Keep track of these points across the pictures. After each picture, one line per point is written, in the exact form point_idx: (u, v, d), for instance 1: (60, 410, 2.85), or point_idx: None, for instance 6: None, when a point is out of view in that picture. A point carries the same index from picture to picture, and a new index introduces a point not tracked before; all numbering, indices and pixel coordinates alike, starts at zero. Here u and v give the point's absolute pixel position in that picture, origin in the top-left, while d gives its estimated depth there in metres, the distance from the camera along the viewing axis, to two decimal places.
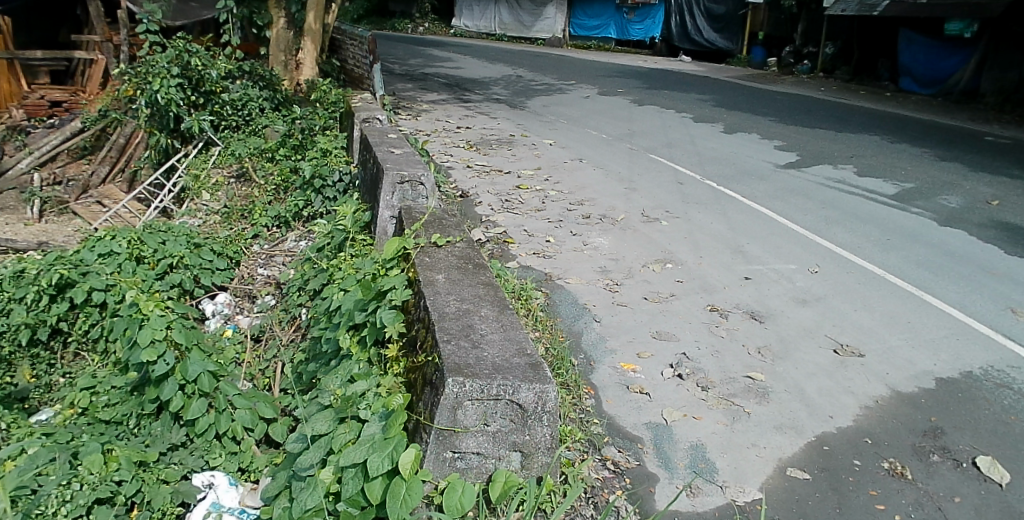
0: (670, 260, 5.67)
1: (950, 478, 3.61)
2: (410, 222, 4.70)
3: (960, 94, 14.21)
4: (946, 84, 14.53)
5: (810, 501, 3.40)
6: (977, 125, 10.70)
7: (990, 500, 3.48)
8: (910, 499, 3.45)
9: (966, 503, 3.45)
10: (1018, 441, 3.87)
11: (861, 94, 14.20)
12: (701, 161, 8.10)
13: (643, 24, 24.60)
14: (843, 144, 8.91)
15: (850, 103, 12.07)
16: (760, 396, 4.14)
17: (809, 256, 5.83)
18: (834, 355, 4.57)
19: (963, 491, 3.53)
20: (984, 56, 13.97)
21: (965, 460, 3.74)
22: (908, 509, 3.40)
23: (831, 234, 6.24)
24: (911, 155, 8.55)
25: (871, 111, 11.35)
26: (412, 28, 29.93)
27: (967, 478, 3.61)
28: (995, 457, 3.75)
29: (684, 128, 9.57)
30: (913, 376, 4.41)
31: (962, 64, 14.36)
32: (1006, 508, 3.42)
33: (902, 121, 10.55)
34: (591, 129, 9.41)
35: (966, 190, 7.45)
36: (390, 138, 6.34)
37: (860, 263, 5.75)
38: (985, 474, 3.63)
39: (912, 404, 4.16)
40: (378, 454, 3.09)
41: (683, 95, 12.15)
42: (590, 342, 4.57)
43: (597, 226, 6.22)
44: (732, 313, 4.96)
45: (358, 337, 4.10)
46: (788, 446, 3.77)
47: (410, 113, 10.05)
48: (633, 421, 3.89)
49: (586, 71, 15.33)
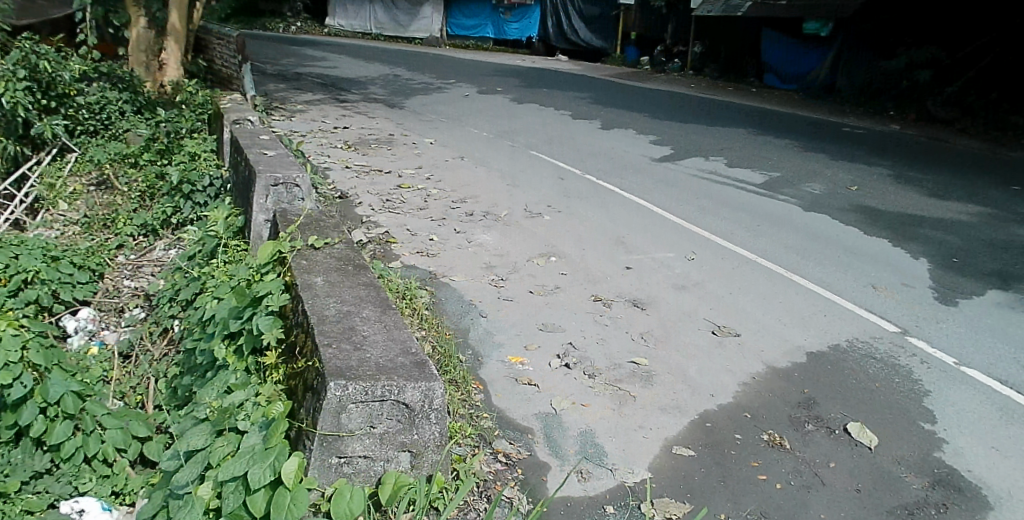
0: (553, 253, 5.75)
1: (824, 445, 3.85)
2: (285, 225, 4.53)
3: (820, 88, 15.28)
4: (807, 80, 15.64)
5: (695, 477, 3.54)
6: (833, 116, 11.51)
7: (862, 462, 3.73)
8: (789, 467, 3.66)
9: (839, 467, 3.68)
10: (881, 406, 4.20)
11: (728, 90, 15.00)
12: (581, 156, 8.28)
13: (519, 24, 24.99)
14: (714, 137, 9.36)
15: (718, 98, 12.73)
16: (644, 380, 4.26)
17: (685, 243, 6.07)
18: (712, 336, 4.78)
19: (837, 456, 3.77)
20: (838, 54, 15.05)
21: (837, 427, 3.99)
22: (788, 477, 3.59)
23: (704, 222, 6.52)
24: (776, 145, 9.09)
25: (737, 105, 12.01)
26: (284, 28, 28.95)
27: (841, 445, 3.86)
28: (864, 423, 4.04)
29: (563, 125, 9.76)
30: (786, 352, 4.68)
31: (820, 60, 15.49)
32: (876, 469, 3.69)
33: (766, 114, 11.22)
34: (471, 127, 9.43)
35: (828, 177, 7.99)
36: (263, 139, 6.11)
37: (730, 248, 6.03)
38: (855, 439, 3.89)
39: (787, 378, 4.42)
40: (258, 466, 2.96)
41: (560, 93, 12.40)
42: (476, 337, 4.56)
43: (480, 223, 6.23)
44: (616, 301, 5.08)
45: (235, 346, 3.92)
46: (673, 425, 3.91)
47: (284, 114, 9.74)
48: (522, 412, 3.91)
49: (466, 70, 15.40)
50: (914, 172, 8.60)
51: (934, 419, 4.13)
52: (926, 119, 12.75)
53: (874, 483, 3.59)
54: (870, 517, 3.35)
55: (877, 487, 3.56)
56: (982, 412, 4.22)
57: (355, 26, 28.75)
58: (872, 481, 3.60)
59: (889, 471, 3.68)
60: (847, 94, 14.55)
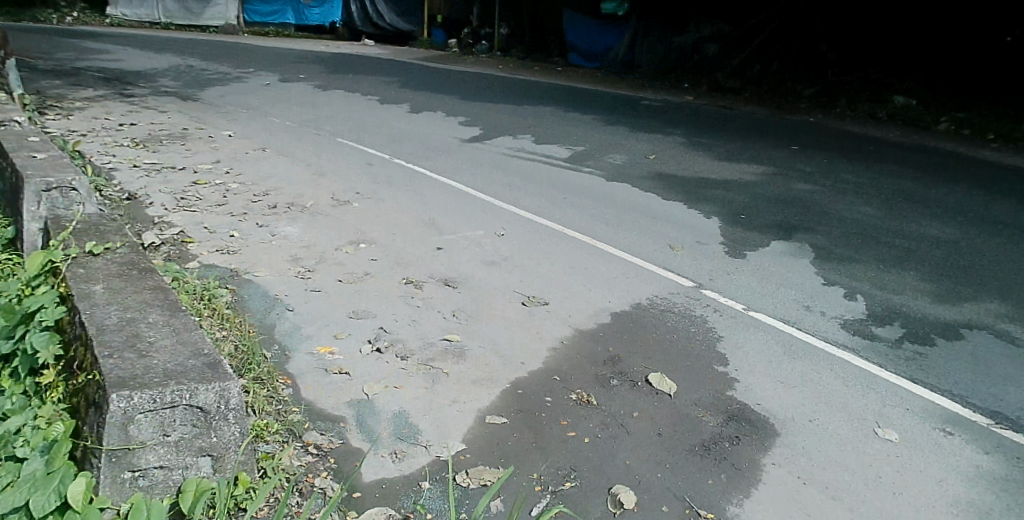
0: (363, 240, 5.73)
1: (628, 397, 4.15)
2: (59, 232, 4.20)
3: (620, 66, 16.45)
4: (607, 58, 16.74)
5: (509, 442, 3.71)
6: (631, 90, 12.28)
7: (663, 408, 4.07)
8: (596, 421, 3.92)
9: (642, 416, 4.00)
10: (677, 356, 4.59)
11: (535, 70, 15.55)
12: (390, 141, 8.27)
13: (321, 9, 24.30)
14: (520, 115, 9.69)
15: (524, 78, 13.16)
16: (457, 356, 4.38)
17: (494, 220, 6.26)
18: (523, 306, 4.99)
19: (640, 405, 4.08)
20: (634, 34, 16.31)
21: (640, 379, 4.32)
22: (595, 430, 3.85)
23: (513, 198, 6.76)
24: (579, 121, 9.55)
25: (542, 84, 12.49)
26: (57, 18, 26.11)
27: (644, 395, 4.18)
28: (663, 372, 4.40)
29: (371, 110, 9.69)
30: (592, 314, 4.99)
31: (618, 40, 16.67)
32: (675, 413, 4.05)
33: (569, 91, 11.76)
34: (274, 117, 9.12)
35: (629, 148, 8.52)
36: (31, 142, 5.57)
37: (538, 221, 6.30)
38: (657, 388, 4.24)
39: (594, 338, 4.71)
40: (40, 493, 2.77)
41: (367, 78, 12.27)
42: (283, 332, 4.47)
43: (284, 215, 6.08)
44: (427, 282, 5.17)
45: (9, 370, 3.61)
46: (486, 396, 4.06)
47: (60, 113, 8.91)
48: (333, 402, 3.90)
49: (268, 59, 14.81)
50: (705, 138, 9.37)
51: (727, 361, 4.58)
52: (717, 88, 14.17)
53: (674, 426, 3.93)
54: (670, 458, 3.69)
55: (676, 428, 3.91)
56: (771, 350, 4.74)
57: (140, 16, 26.40)
58: (672, 424, 3.95)
59: (687, 413, 4.05)
60: (645, 70, 15.85)
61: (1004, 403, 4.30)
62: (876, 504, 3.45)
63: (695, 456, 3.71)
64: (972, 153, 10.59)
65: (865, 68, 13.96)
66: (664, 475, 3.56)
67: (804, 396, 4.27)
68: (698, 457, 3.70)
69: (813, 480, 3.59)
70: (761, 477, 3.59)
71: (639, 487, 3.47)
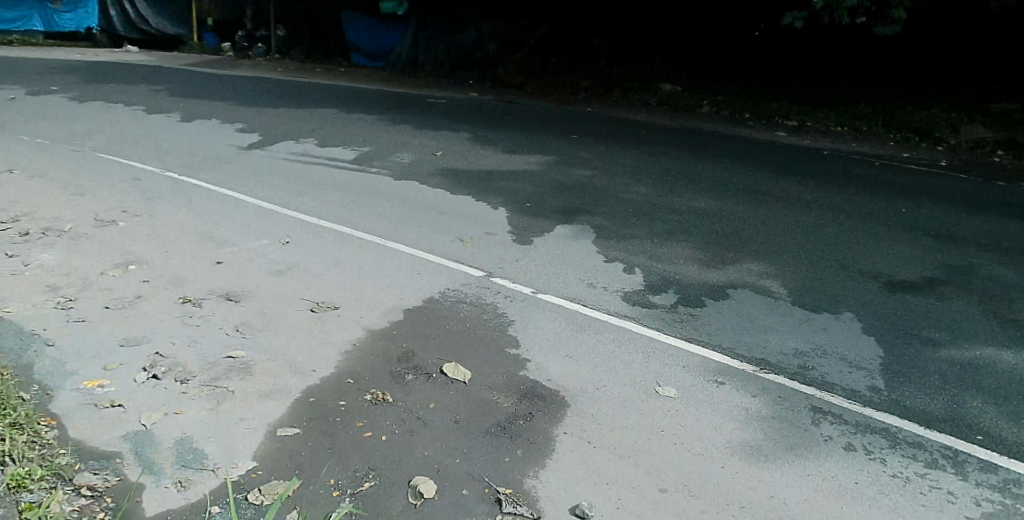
0: (133, 261, 5.44)
1: (424, 390, 4.31)
2: None
3: (404, 64, 17.26)
4: (391, 57, 17.53)
5: (304, 453, 3.73)
6: (416, 90, 12.60)
7: (459, 396, 4.28)
8: (392, 418, 4.04)
9: (438, 406, 4.18)
10: (469, 344, 4.82)
11: (318, 71, 15.38)
12: (160, 153, 7.85)
13: (73, 14, 20.77)
14: (303, 119, 9.61)
15: (307, 81, 12.99)
16: (243, 372, 4.32)
17: (279, 228, 6.18)
18: (312, 314, 5.00)
19: (436, 397, 4.26)
20: (417, 31, 17.01)
21: (435, 371, 4.50)
22: (393, 427, 3.97)
23: (298, 204, 6.70)
24: (364, 124, 9.50)
25: (324, 86, 12.39)
26: None
27: (438, 386, 4.37)
28: (457, 361, 4.62)
29: (137, 121, 9.11)
30: (384, 313, 5.10)
31: (400, 38, 17.53)
32: (470, 400, 4.26)
33: (354, 93, 11.81)
34: (20, 134, 8.30)
35: (416, 146, 8.77)
36: None
37: (326, 226, 6.31)
38: (451, 378, 4.44)
39: (387, 337, 4.83)
40: None
41: (130, 87, 11.49)
42: (43, 369, 4.17)
43: (37, 242, 5.60)
44: (207, 299, 5.02)
45: None
46: (276, 409, 4.04)
47: None
48: (106, 438, 3.72)
49: (11, 70, 13.41)
50: (489, 132, 9.85)
51: (518, 344, 4.88)
52: (498, 82, 15.35)
53: (469, 412, 4.14)
54: (468, 442, 3.91)
55: (471, 414, 4.13)
56: (560, 329, 5.12)
57: None
58: (467, 409, 4.17)
59: (483, 398, 4.29)
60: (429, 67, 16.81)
61: (766, 350, 4.98)
62: (659, 457, 3.88)
63: (492, 436, 3.96)
64: (729, 131, 11.91)
65: (636, 60, 15.90)
66: (462, 459, 3.78)
67: (591, 367, 4.67)
68: (494, 437, 3.95)
69: (600, 444, 3.96)
70: (556, 448, 3.91)
71: (438, 476, 3.64)
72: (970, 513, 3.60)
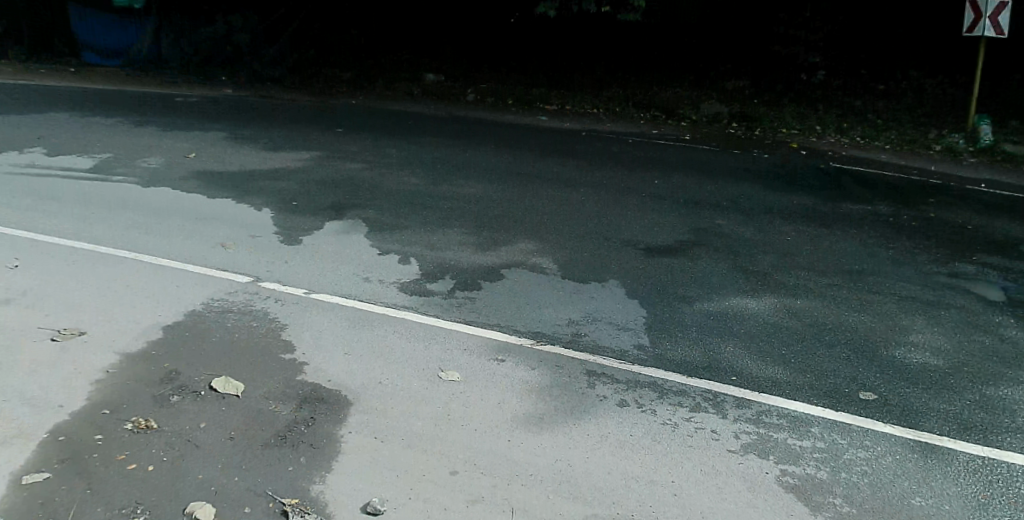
0: None
1: (193, 410, 4.07)
2: None
3: (146, 61, 15.80)
4: (130, 54, 15.93)
5: (55, 499, 3.37)
6: (162, 90, 11.99)
7: (233, 411, 4.08)
8: (159, 445, 3.76)
9: (211, 425, 3.95)
10: (241, 354, 4.66)
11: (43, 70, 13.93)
12: None
13: None
14: (27, 127, 8.77)
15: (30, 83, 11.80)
16: None
17: (7, 251, 5.66)
18: (53, 343, 4.59)
19: (207, 416, 4.02)
20: (159, 26, 15.78)
21: (204, 388, 4.27)
22: (160, 454, 3.69)
23: (29, 223, 6.17)
24: (101, 129, 8.94)
25: (52, 89, 11.29)
26: None
27: (209, 403, 4.15)
28: (228, 374, 4.43)
29: None
30: (141, 333, 4.79)
31: (139, 33, 15.92)
32: (246, 413, 4.07)
33: (89, 95, 10.93)
34: None
35: (166, 149, 8.47)
36: None
37: (65, 244, 5.86)
38: (222, 393, 4.23)
39: (147, 359, 4.53)
40: None
41: None
42: None
43: None
44: None
45: None
46: (17, 456, 3.64)
47: None
48: None
49: None
50: (246, 130, 9.66)
51: (293, 349, 4.76)
52: (257, 79, 14.66)
53: (245, 425, 3.95)
54: (247, 457, 3.70)
55: (249, 427, 3.94)
56: (337, 327, 5.07)
57: None
58: (242, 423, 3.97)
59: (259, 408, 4.11)
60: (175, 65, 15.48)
61: (541, 323, 5.27)
62: (447, 440, 3.87)
63: (270, 448, 3.77)
64: (494, 117, 12.41)
65: (397, 51, 16.33)
66: (241, 477, 3.55)
67: (373, 361, 4.64)
68: (275, 448, 3.77)
69: (389, 437, 3.89)
70: (340, 449, 3.77)
71: (218, 498, 3.41)
72: (732, 447, 3.95)
